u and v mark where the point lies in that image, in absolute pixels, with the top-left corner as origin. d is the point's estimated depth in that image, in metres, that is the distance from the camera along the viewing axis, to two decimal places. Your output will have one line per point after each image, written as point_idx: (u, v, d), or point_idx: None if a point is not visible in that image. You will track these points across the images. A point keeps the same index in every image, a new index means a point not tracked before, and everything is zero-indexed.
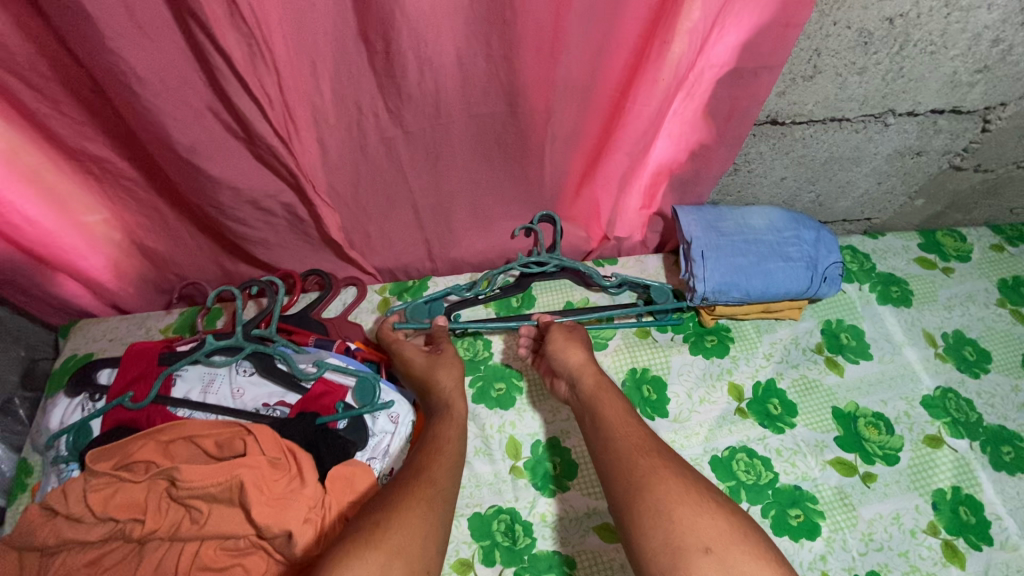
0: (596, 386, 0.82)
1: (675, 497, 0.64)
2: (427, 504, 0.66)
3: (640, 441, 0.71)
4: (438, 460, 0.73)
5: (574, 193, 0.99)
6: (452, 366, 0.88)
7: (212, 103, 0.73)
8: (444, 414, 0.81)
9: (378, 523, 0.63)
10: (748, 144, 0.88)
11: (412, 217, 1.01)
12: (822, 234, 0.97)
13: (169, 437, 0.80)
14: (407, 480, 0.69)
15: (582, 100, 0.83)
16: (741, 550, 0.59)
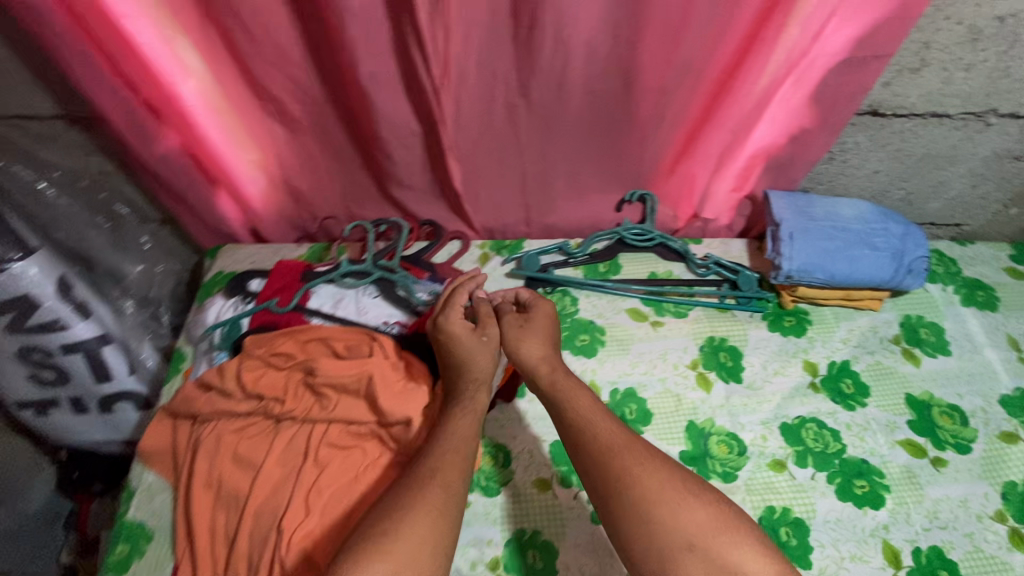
0: (553, 384, 0.81)
1: (655, 494, 0.67)
2: (439, 514, 0.68)
3: (612, 442, 0.72)
4: (450, 462, 0.74)
5: (671, 172, 1.08)
6: (483, 348, 0.86)
7: (383, 56, 0.87)
8: (468, 403, 0.82)
9: (387, 533, 0.66)
10: (847, 133, 0.95)
11: (519, 182, 1.12)
12: (910, 229, 1.01)
13: (301, 338, 0.93)
14: (416, 484, 0.71)
15: (696, 81, 0.91)
16: (720, 541, 0.64)
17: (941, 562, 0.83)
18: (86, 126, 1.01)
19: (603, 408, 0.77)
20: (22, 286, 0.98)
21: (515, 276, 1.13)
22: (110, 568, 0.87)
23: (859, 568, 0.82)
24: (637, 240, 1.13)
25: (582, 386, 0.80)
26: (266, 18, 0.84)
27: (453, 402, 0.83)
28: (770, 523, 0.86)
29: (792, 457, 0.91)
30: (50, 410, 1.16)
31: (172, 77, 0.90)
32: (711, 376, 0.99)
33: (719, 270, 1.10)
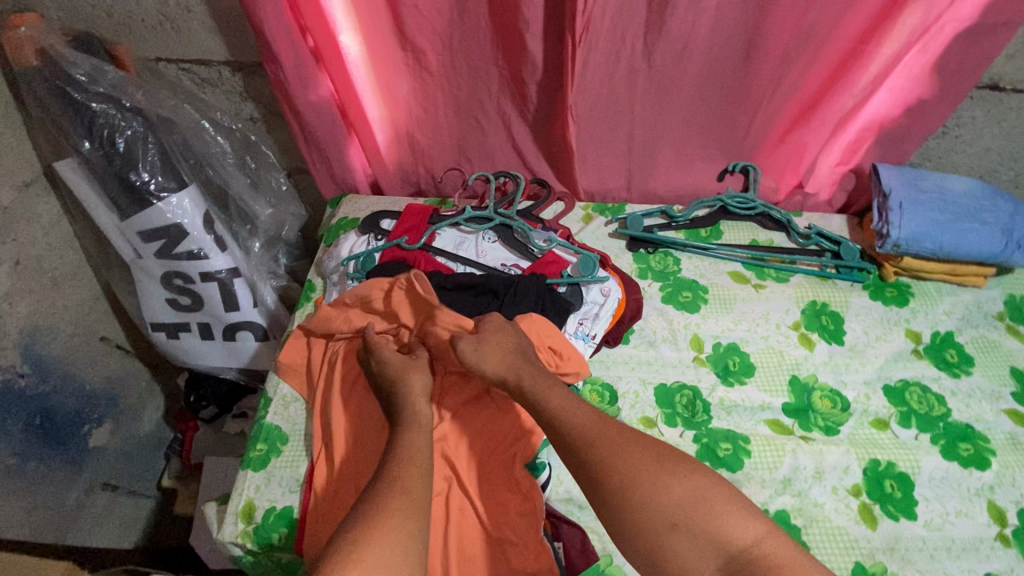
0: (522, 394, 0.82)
1: (631, 472, 0.68)
2: (410, 519, 0.65)
3: (582, 431, 0.73)
4: (411, 471, 0.72)
5: (778, 144, 1.13)
6: (417, 369, 0.90)
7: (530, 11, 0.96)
8: (417, 423, 0.81)
9: (360, 535, 0.62)
10: (963, 107, 1.00)
11: (627, 147, 1.18)
12: (1019, 206, 1.03)
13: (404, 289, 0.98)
14: (379, 491, 0.69)
15: (819, 52, 0.97)
16: (705, 517, 0.64)
17: None
18: (249, 72, 1.14)
19: (577, 400, 0.79)
20: (173, 215, 1.10)
21: (618, 236, 1.19)
22: (251, 464, 0.94)
23: (964, 523, 0.85)
24: (739, 209, 1.17)
25: (551, 380, 0.82)
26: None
27: (404, 421, 0.82)
28: (874, 474, 0.88)
29: (895, 417, 0.94)
30: (182, 333, 1.27)
31: (337, 27, 1.02)
32: (813, 336, 1.02)
33: (822, 240, 1.13)
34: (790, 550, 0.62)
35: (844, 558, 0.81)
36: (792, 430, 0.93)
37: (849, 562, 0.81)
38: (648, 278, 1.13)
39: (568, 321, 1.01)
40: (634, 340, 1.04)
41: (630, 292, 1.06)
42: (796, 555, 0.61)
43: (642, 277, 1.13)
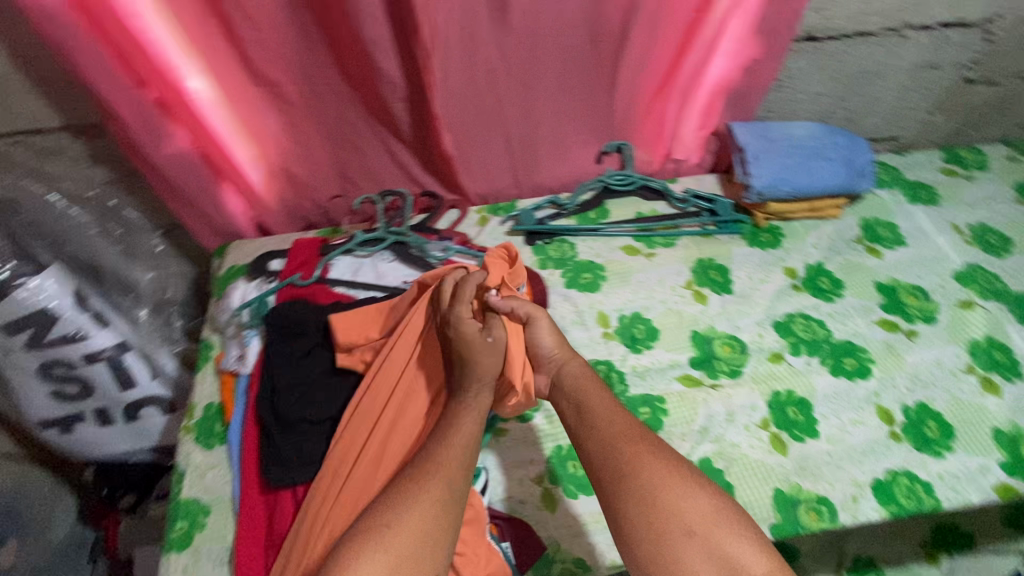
0: (577, 381, 0.83)
1: (661, 480, 0.68)
2: (444, 507, 0.69)
3: (625, 427, 0.74)
4: (458, 458, 0.74)
5: (641, 119, 1.20)
6: (493, 352, 0.85)
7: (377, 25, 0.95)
8: (473, 406, 0.81)
9: (392, 522, 0.65)
10: (790, 59, 1.09)
11: (506, 145, 1.21)
12: (853, 139, 1.16)
13: (493, 256, 1.00)
14: (417, 475, 0.71)
15: (653, 28, 1.04)
16: (724, 529, 0.65)
17: (928, 415, 0.94)
18: (91, 135, 1.06)
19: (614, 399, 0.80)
20: (36, 299, 1.01)
21: (515, 233, 1.21)
22: (174, 544, 0.88)
23: (861, 430, 0.93)
24: (620, 186, 1.23)
25: (594, 378, 0.83)
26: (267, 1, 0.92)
27: (461, 398, 0.82)
28: (777, 404, 0.96)
29: (787, 348, 1.02)
30: (75, 425, 1.16)
31: (179, 72, 0.97)
32: (705, 291, 1.10)
33: (698, 201, 1.22)
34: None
35: (765, 486, 0.87)
36: (702, 380, 0.99)
37: (769, 488, 0.87)
38: (549, 267, 1.15)
39: None
40: None
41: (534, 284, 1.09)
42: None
43: (543, 268, 1.15)
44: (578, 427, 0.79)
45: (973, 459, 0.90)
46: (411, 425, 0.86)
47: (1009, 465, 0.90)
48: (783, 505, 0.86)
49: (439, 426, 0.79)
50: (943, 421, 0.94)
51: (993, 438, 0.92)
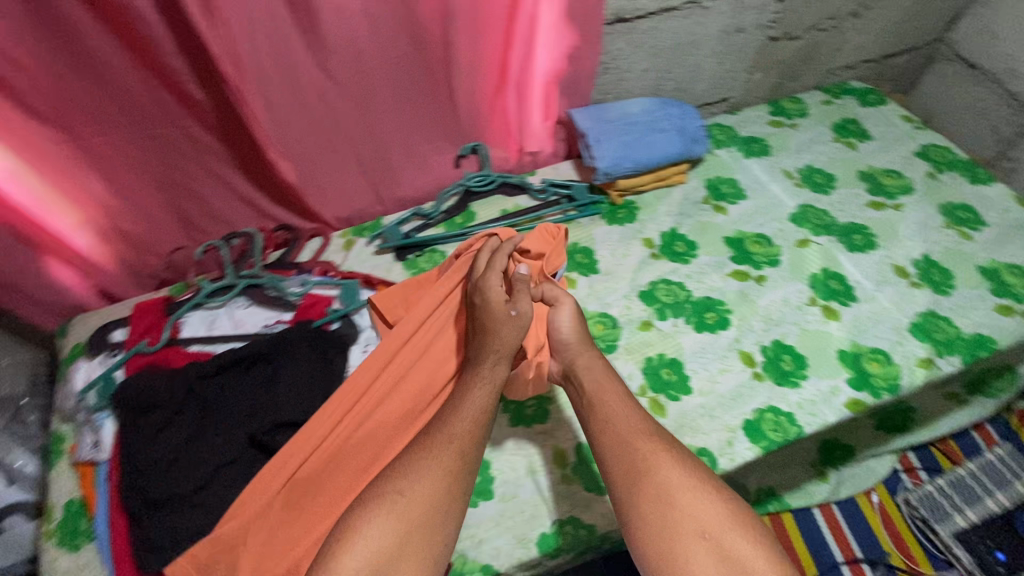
0: (598, 381, 0.86)
1: (679, 483, 0.72)
2: (454, 477, 0.72)
3: (640, 426, 0.78)
4: (471, 428, 0.77)
5: (486, 119, 1.21)
6: (514, 325, 0.87)
7: (173, 60, 0.90)
8: (489, 377, 0.83)
9: (403, 488, 0.70)
10: (608, 42, 1.13)
11: (356, 164, 1.18)
12: (685, 108, 1.23)
13: (542, 232, 1.04)
14: (430, 446, 0.74)
15: (471, 30, 1.04)
16: (734, 533, 0.68)
17: (783, 350, 1.03)
18: None
19: (636, 405, 0.82)
20: None
21: (383, 251, 1.18)
22: None
23: (727, 378, 1.00)
24: (480, 186, 1.25)
25: (609, 372, 0.86)
26: (42, 53, 0.85)
27: (476, 368, 0.84)
28: (652, 369, 1.00)
29: (654, 315, 1.07)
30: None
31: None
32: (574, 275, 1.12)
33: (557, 190, 1.26)
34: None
35: None
36: None
37: None
38: None
39: (352, 354, 0.99)
40: None
41: None
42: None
43: None
44: (592, 425, 0.82)
45: (824, 382, 0.99)
46: (425, 388, 0.90)
47: (855, 382, 0.99)
48: None
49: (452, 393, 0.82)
50: (796, 353, 1.02)
51: (839, 360, 1.01)
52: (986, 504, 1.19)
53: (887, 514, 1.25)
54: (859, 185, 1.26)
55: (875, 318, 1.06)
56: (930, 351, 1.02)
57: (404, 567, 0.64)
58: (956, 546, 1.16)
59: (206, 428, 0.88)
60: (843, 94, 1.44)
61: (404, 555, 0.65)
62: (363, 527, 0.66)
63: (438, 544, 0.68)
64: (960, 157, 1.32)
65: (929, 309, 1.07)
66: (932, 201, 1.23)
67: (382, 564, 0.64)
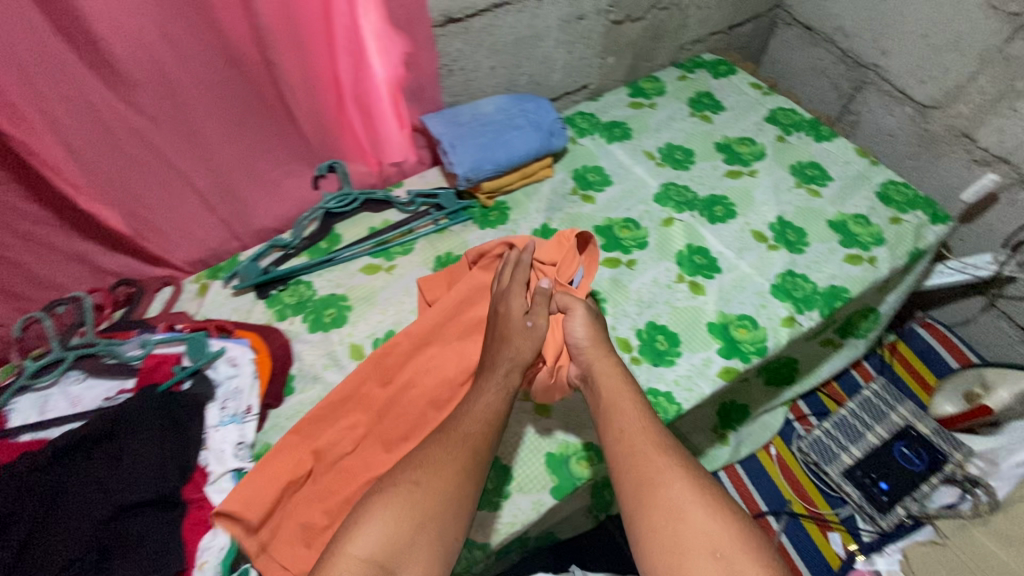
0: (612, 379, 0.85)
1: (691, 499, 0.70)
2: (464, 475, 0.74)
3: (657, 437, 0.77)
4: (479, 426, 0.79)
5: (336, 137, 1.16)
6: (529, 334, 0.88)
7: None
8: (499, 383, 0.84)
9: (420, 482, 0.72)
10: (444, 44, 1.10)
11: (199, 200, 1.10)
12: (539, 102, 1.23)
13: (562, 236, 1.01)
14: (445, 441, 0.77)
15: (293, 48, 0.98)
16: (744, 554, 0.66)
17: (658, 331, 1.05)
18: None
19: (650, 412, 0.81)
20: None
21: (243, 290, 1.11)
22: None
23: None
24: (342, 207, 1.18)
25: (624, 379, 0.85)
26: None
27: (489, 374, 0.85)
28: None
29: None
30: None
31: None
32: None
33: (424, 200, 1.21)
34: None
35: (537, 455, 0.94)
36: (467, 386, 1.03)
37: (541, 456, 0.94)
38: (288, 316, 1.07)
39: (211, 413, 0.92)
40: (297, 385, 1.00)
41: (269, 345, 1.00)
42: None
43: (282, 318, 1.07)
44: (609, 434, 0.80)
45: (697, 355, 1.02)
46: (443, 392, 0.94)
47: (725, 351, 1.02)
48: (555, 466, 0.93)
49: (471, 391, 0.84)
50: (669, 332, 1.04)
51: (709, 331, 1.04)
52: (867, 439, 1.26)
53: (784, 462, 1.32)
54: (716, 156, 1.30)
55: (738, 286, 1.10)
56: (791, 309, 1.07)
57: (416, 555, 0.67)
58: (845, 484, 1.22)
59: (47, 525, 0.76)
60: (697, 68, 1.48)
61: (415, 543, 0.67)
62: (377, 518, 0.68)
63: (449, 537, 0.70)
64: (805, 117, 1.38)
65: (787, 269, 1.12)
66: (784, 163, 1.29)
67: (394, 550, 0.66)
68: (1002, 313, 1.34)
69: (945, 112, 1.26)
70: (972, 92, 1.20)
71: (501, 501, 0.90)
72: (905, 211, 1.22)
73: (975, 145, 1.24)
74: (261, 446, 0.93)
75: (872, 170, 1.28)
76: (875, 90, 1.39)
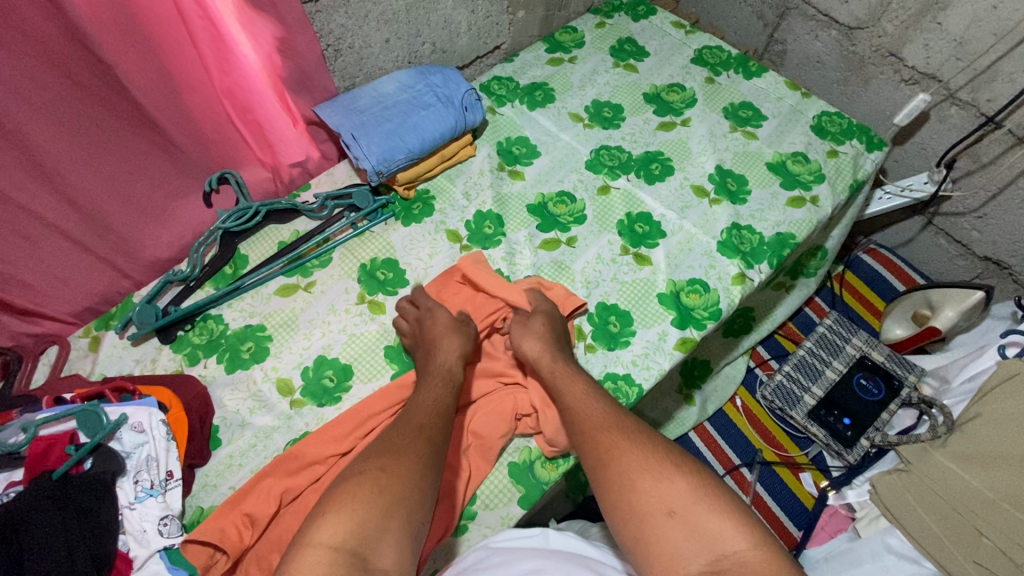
0: (554, 371, 0.84)
1: (640, 466, 0.68)
2: (427, 462, 0.70)
3: (603, 419, 0.76)
4: (433, 416, 0.77)
5: (220, 140, 1.01)
6: (457, 334, 0.89)
7: None
8: (438, 375, 0.84)
9: (386, 468, 0.68)
10: (323, 22, 0.95)
11: (70, 242, 0.94)
12: (446, 74, 1.10)
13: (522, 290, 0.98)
14: (402, 432, 0.74)
15: (136, 47, 0.82)
16: (702, 507, 0.62)
17: (609, 311, 0.99)
18: None
19: (597, 394, 0.81)
20: None
21: (144, 337, 0.97)
22: None
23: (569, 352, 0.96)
24: (241, 224, 1.04)
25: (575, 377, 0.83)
26: None
27: (427, 376, 0.84)
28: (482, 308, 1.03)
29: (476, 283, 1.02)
30: None
31: None
32: (379, 298, 1.01)
33: (336, 202, 1.08)
34: (770, 561, 0.57)
35: (498, 468, 0.88)
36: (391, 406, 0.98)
37: (503, 468, 0.88)
38: (200, 359, 0.95)
39: (124, 490, 0.81)
40: (223, 436, 0.90)
41: (181, 398, 0.88)
42: (785, 565, 0.58)
43: (194, 363, 0.95)
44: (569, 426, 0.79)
45: (651, 330, 0.97)
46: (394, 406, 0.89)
47: (679, 321, 0.97)
48: (519, 475, 0.87)
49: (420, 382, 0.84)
50: (621, 311, 0.99)
51: (660, 304, 0.99)
52: (827, 376, 1.27)
53: (751, 412, 1.32)
54: (645, 109, 1.22)
55: (685, 248, 1.05)
56: (741, 265, 1.03)
57: (389, 539, 0.61)
58: (811, 425, 1.23)
59: None
60: (615, 12, 1.37)
61: (389, 527, 0.61)
62: (342, 505, 0.62)
63: (420, 520, 0.65)
64: (732, 52, 1.30)
65: (732, 223, 1.07)
66: (716, 107, 1.22)
67: (367, 534, 0.60)
68: (940, 230, 1.34)
69: (870, 32, 1.21)
70: (896, 8, 1.14)
71: (465, 524, 0.84)
72: (842, 142, 1.18)
73: (903, 64, 1.20)
74: (194, 512, 0.84)
75: (806, 103, 1.23)
76: (800, 16, 1.32)
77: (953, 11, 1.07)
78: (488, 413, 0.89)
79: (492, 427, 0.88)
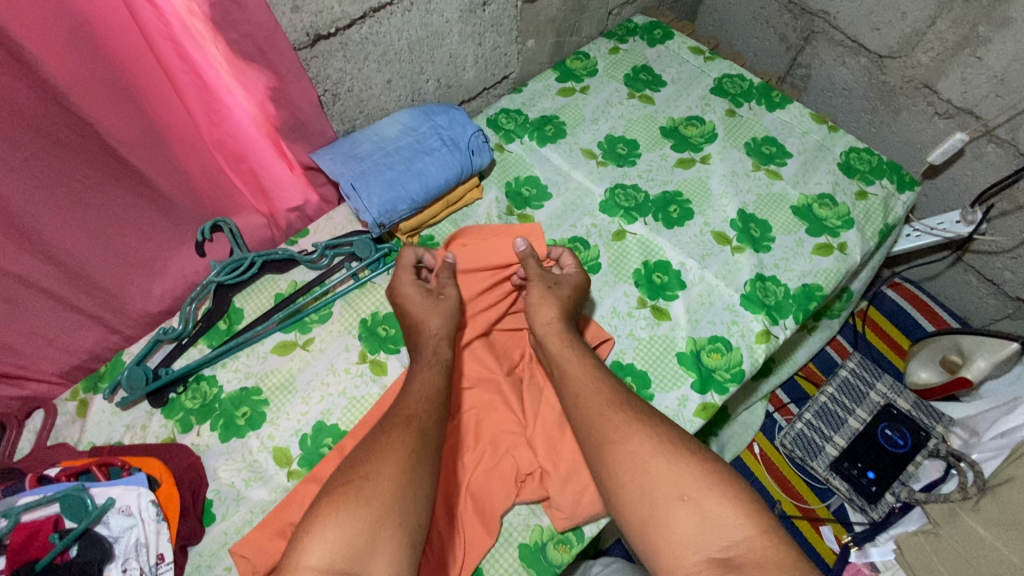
0: (564, 349, 0.81)
1: (652, 449, 0.66)
2: (416, 457, 0.66)
3: (610, 400, 0.73)
4: (418, 406, 0.72)
5: (210, 188, 0.95)
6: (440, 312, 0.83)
7: None
8: (424, 356, 0.79)
9: (370, 471, 0.64)
10: (319, 67, 0.89)
11: (55, 301, 0.88)
12: (451, 114, 1.04)
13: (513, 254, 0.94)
14: (385, 429, 0.69)
15: (117, 103, 0.76)
16: (715, 492, 0.61)
17: (625, 372, 0.93)
18: None
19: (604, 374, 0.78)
20: None
21: (134, 401, 0.92)
22: None
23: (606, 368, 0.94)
24: (235, 277, 0.98)
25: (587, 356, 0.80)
26: None
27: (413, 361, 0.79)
28: None
29: None
30: None
31: None
32: (381, 357, 0.95)
33: (335, 251, 1.02)
34: (782, 552, 0.56)
35: (508, 548, 0.82)
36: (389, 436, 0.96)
37: (513, 549, 0.82)
38: (193, 426, 0.90)
39: None
40: (217, 511, 0.84)
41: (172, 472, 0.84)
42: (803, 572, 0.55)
43: (187, 430, 0.90)
44: (570, 405, 0.76)
45: (670, 395, 0.91)
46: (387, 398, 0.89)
47: (700, 385, 0.91)
48: (530, 558, 0.82)
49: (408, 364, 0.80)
50: (638, 372, 0.93)
51: (680, 364, 0.93)
52: (850, 425, 1.21)
53: (768, 458, 1.28)
54: (662, 144, 1.15)
55: (706, 301, 0.99)
56: (765, 321, 0.96)
57: (381, 551, 0.58)
58: (833, 478, 1.17)
59: None
60: (629, 36, 1.29)
61: (379, 536, 0.59)
62: (325, 519, 0.59)
63: (412, 524, 0.61)
64: (754, 82, 1.23)
65: (756, 274, 1.01)
66: (737, 142, 1.15)
67: (355, 555, 0.57)
68: (970, 267, 1.28)
69: (902, 62, 1.13)
70: (931, 39, 1.07)
71: None
72: (871, 181, 1.11)
73: (937, 97, 1.12)
74: None
75: (833, 138, 1.15)
76: (826, 41, 1.24)
77: (995, 45, 0.99)
78: (495, 487, 0.84)
79: (502, 504, 0.83)
